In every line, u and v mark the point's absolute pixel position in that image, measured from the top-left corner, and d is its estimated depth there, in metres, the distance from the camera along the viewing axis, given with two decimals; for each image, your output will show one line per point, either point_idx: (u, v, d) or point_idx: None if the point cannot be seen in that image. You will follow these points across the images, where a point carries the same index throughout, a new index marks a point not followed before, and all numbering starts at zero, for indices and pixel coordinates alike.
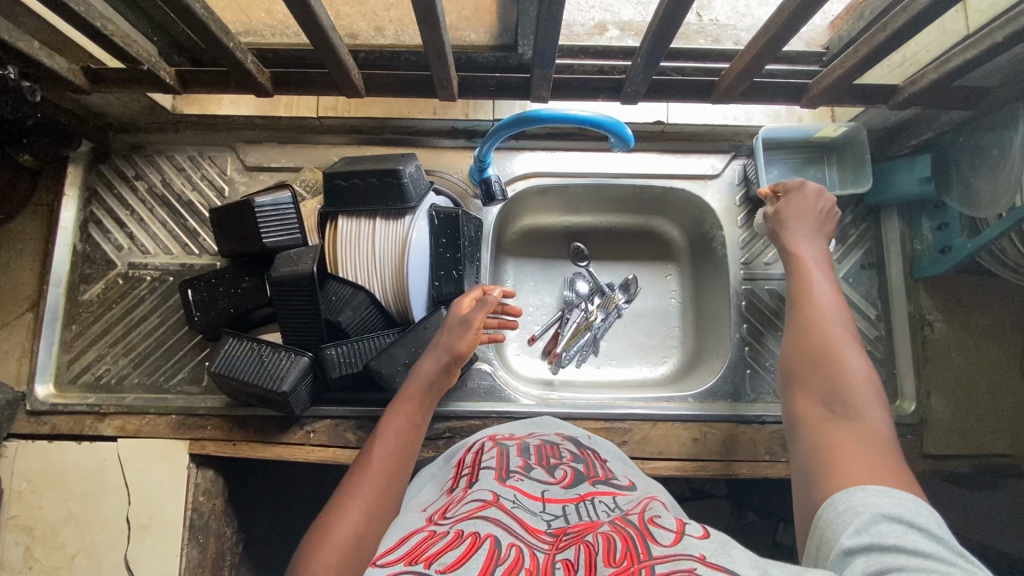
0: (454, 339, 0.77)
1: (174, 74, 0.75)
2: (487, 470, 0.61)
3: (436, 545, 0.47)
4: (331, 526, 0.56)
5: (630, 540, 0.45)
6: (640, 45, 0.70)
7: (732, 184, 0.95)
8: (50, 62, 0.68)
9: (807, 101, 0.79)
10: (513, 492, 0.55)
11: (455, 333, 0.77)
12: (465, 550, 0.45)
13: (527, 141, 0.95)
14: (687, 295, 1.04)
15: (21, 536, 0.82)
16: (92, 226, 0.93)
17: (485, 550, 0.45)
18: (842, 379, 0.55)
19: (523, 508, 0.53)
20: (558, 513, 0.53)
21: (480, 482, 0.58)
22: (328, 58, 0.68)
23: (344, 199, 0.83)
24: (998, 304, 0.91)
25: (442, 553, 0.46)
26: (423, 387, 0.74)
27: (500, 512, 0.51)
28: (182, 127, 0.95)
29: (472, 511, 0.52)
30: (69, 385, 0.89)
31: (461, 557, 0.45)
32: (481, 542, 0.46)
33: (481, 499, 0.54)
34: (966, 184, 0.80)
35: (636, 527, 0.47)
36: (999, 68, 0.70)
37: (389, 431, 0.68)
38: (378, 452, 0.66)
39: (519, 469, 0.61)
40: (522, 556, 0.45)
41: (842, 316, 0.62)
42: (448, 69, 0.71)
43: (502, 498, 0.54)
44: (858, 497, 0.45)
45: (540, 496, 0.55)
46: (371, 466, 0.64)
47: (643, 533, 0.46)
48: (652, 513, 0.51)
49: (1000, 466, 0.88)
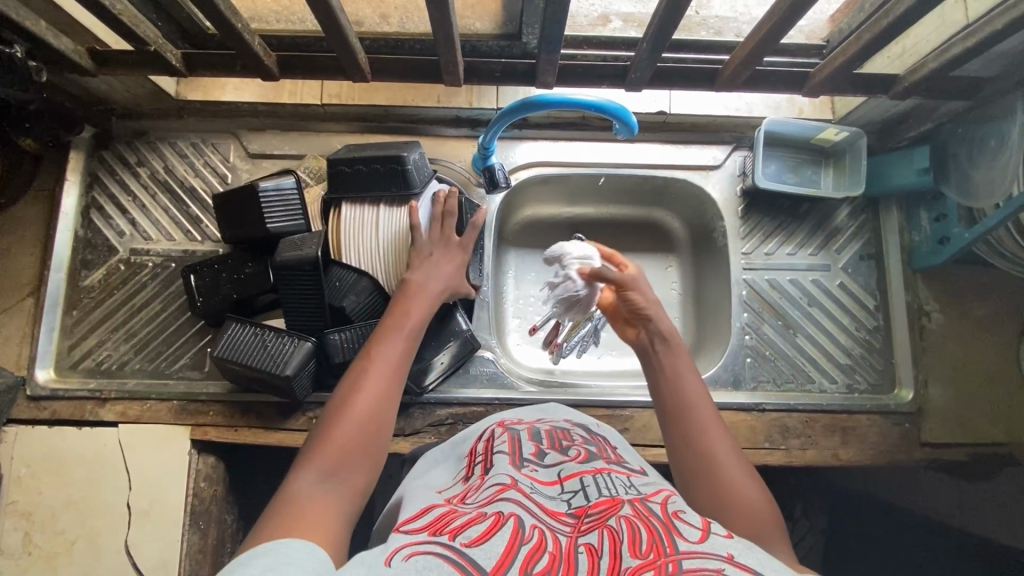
0: (443, 259, 0.78)
1: (180, 56, 0.75)
2: (500, 455, 0.61)
3: (459, 520, 0.48)
4: (340, 414, 0.55)
5: (655, 532, 0.45)
6: (645, 30, 0.70)
7: (733, 175, 0.96)
8: (56, 42, 0.68)
9: (809, 90, 0.80)
10: (531, 478, 0.55)
11: (446, 252, 0.79)
12: (489, 526, 0.46)
13: (530, 131, 0.96)
14: (688, 286, 1.04)
15: (20, 521, 0.82)
16: (94, 212, 0.92)
17: (509, 528, 0.46)
18: (739, 499, 0.53)
19: (541, 493, 0.53)
20: (576, 490, 0.53)
21: (496, 467, 0.58)
22: (335, 40, 0.69)
23: (348, 185, 0.83)
24: (994, 294, 0.92)
25: (465, 528, 0.46)
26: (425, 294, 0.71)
27: (520, 495, 0.51)
28: (185, 113, 0.95)
29: (493, 494, 0.52)
30: (70, 370, 0.89)
31: (485, 533, 0.45)
32: (504, 519, 0.47)
33: (500, 483, 0.54)
34: (964, 176, 0.81)
35: (660, 519, 0.47)
36: (997, 58, 0.71)
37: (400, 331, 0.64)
38: (386, 350, 0.61)
39: (533, 455, 0.61)
40: (545, 539, 0.45)
41: (717, 417, 0.59)
42: (455, 53, 0.72)
43: (521, 482, 0.54)
44: None
45: (557, 480, 0.55)
46: (378, 358, 0.60)
47: (668, 526, 0.46)
48: (675, 507, 0.50)
49: (998, 455, 0.88)
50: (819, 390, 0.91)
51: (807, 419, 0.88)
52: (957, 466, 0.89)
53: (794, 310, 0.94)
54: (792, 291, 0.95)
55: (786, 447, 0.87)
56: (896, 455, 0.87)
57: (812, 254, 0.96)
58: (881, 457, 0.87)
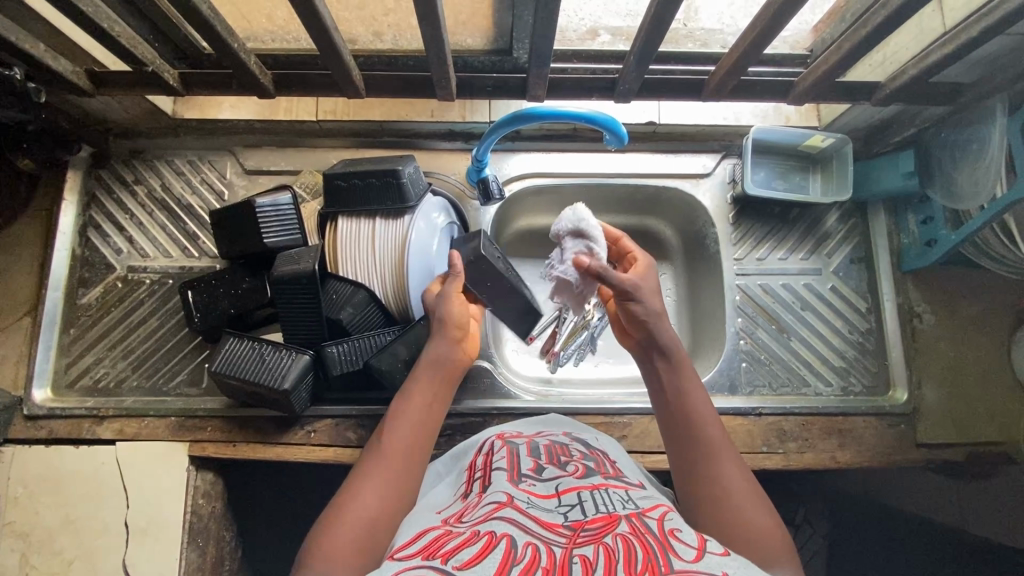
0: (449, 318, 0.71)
1: (177, 76, 0.77)
2: (498, 471, 0.60)
3: (452, 542, 0.47)
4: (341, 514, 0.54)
5: (650, 550, 0.45)
6: (633, 43, 0.72)
7: (723, 183, 0.98)
8: (55, 63, 0.70)
9: (793, 98, 0.82)
10: (528, 493, 0.55)
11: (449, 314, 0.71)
12: (482, 548, 0.45)
13: (523, 143, 0.97)
14: (681, 292, 1.06)
15: (17, 543, 0.81)
16: (92, 230, 0.93)
17: (501, 549, 0.45)
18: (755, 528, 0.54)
19: (537, 507, 0.52)
20: (573, 504, 0.53)
21: (493, 484, 0.57)
22: (331, 59, 0.71)
23: (342, 200, 0.84)
24: (983, 295, 0.94)
25: (458, 549, 0.46)
26: (431, 362, 0.67)
27: (515, 512, 0.51)
28: (182, 132, 0.96)
29: (488, 512, 0.51)
30: (67, 388, 0.89)
31: (478, 554, 0.44)
32: (497, 541, 0.46)
33: (496, 501, 0.53)
34: (949, 178, 0.83)
35: (656, 536, 0.47)
36: (976, 63, 0.73)
37: (413, 409, 0.63)
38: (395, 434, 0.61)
39: (531, 471, 0.60)
40: (539, 554, 0.45)
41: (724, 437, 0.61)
42: (447, 69, 0.74)
43: (516, 498, 0.53)
44: None
45: (554, 493, 0.55)
46: (384, 446, 0.60)
47: (663, 544, 0.46)
48: (672, 524, 0.50)
49: (995, 454, 0.89)
50: (814, 392, 0.92)
51: (805, 422, 0.88)
52: (954, 467, 0.90)
53: (788, 315, 0.95)
54: (784, 295, 0.96)
55: (784, 451, 0.87)
56: (893, 457, 0.88)
57: (804, 258, 0.97)
58: (879, 458, 0.87)
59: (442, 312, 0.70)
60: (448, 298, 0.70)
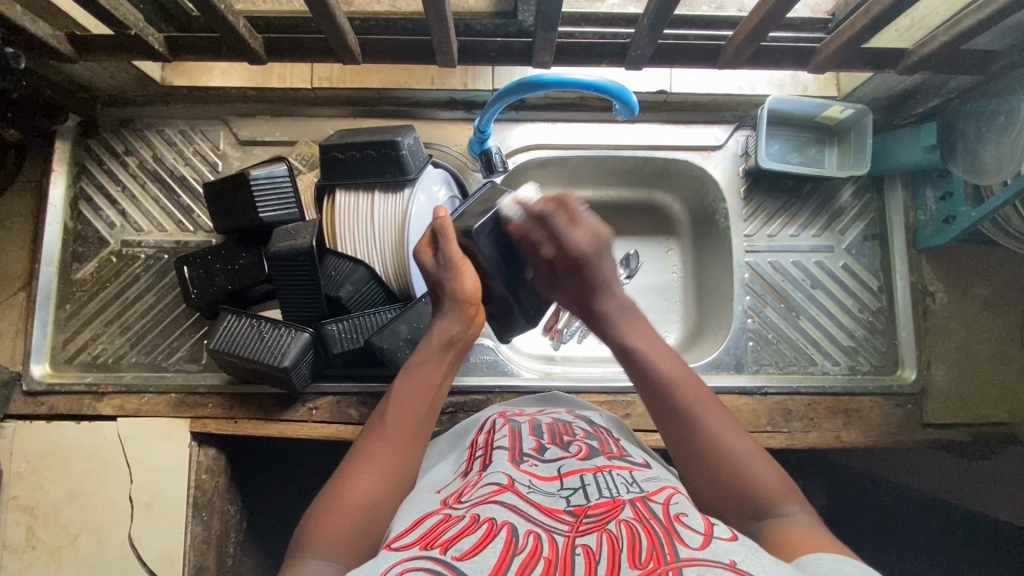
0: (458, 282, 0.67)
1: (163, 40, 0.73)
2: (499, 450, 0.60)
3: (451, 530, 0.46)
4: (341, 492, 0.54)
5: (656, 538, 0.43)
6: (646, 5, 0.67)
7: (735, 155, 0.94)
8: (33, 27, 0.66)
9: (816, 66, 0.77)
10: (529, 476, 0.54)
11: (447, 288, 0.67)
12: (481, 538, 0.44)
13: (527, 112, 0.93)
14: (687, 270, 1.03)
15: (22, 516, 0.82)
16: (83, 204, 0.91)
17: (502, 538, 0.44)
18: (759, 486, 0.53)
19: (539, 492, 0.52)
20: (575, 488, 0.52)
21: (494, 464, 0.57)
22: (325, 23, 0.67)
23: (341, 172, 0.80)
24: (999, 273, 0.91)
25: (457, 539, 0.44)
26: (442, 341, 0.66)
27: (515, 498, 0.50)
28: (171, 100, 0.92)
29: (487, 495, 0.50)
30: (66, 364, 0.88)
31: (478, 544, 0.43)
32: (497, 529, 0.45)
33: (496, 483, 0.52)
34: (973, 152, 0.79)
35: (662, 523, 0.45)
36: (1011, 31, 0.69)
37: (420, 385, 0.62)
38: (400, 409, 0.60)
39: (532, 451, 0.59)
40: (540, 544, 0.44)
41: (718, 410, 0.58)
42: (448, 32, 0.70)
43: (517, 482, 0.53)
44: (825, 562, 0.43)
45: (557, 477, 0.54)
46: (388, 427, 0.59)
47: (669, 531, 0.44)
48: (678, 508, 0.48)
49: (1000, 434, 0.88)
50: (821, 371, 0.91)
51: (810, 401, 0.87)
52: (959, 447, 0.89)
53: (797, 293, 0.93)
54: (794, 273, 0.94)
55: (788, 429, 0.86)
56: (897, 437, 0.87)
57: (816, 235, 0.95)
58: (883, 438, 0.87)
59: (449, 283, 0.67)
60: (454, 265, 0.67)
